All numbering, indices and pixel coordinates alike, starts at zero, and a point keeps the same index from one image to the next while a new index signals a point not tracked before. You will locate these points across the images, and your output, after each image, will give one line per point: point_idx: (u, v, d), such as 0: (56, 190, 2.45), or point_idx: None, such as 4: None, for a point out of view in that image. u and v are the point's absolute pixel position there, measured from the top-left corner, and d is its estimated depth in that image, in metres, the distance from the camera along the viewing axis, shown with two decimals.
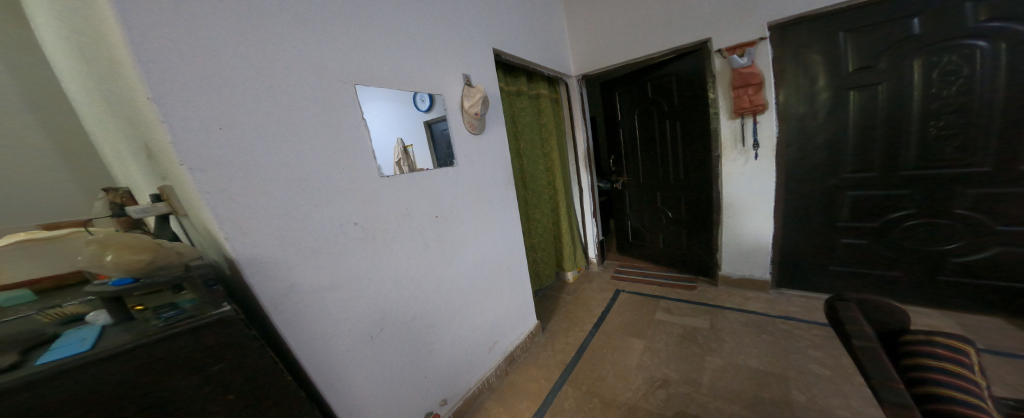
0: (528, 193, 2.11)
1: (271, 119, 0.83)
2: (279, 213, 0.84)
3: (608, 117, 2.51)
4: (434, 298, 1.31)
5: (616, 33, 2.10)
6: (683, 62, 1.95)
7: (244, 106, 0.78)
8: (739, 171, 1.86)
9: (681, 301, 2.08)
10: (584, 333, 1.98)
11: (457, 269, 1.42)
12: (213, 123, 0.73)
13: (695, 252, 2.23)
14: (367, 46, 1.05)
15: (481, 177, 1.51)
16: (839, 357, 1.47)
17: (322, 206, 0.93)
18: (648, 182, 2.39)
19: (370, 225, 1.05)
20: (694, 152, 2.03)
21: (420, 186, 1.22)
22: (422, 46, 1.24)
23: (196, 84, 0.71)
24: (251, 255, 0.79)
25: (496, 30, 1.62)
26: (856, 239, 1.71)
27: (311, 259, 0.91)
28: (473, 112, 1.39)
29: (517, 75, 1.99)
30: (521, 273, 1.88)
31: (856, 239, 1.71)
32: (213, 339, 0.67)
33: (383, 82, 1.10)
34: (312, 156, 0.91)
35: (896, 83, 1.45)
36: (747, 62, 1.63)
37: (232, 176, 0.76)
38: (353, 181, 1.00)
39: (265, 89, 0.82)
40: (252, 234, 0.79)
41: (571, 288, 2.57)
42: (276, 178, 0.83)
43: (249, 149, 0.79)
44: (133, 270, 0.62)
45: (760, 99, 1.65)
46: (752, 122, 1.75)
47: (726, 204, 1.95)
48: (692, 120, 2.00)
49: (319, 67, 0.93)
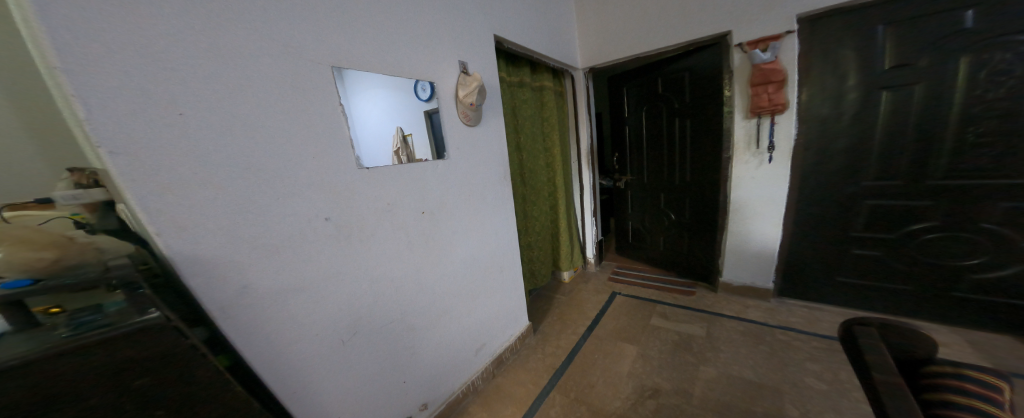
0: (526, 190, 2.00)
1: (227, 98, 0.71)
2: (230, 207, 0.73)
3: (615, 113, 2.38)
4: (417, 299, 1.22)
5: (628, 22, 1.96)
6: (698, 57, 1.81)
7: (195, 81, 0.66)
8: (750, 175, 1.74)
9: (677, 307, 1.98)
10: (576, 337, 1.89)
11: (444, 269, 1.32)
12: (156, 101, 0.62)
13: (697, 257, 2.12)
14: (349, 21, 0.93)
15: (473, 170, 1.40)
16: (837, 371, 1.37)
17: (287, 199, 0.82)
18: (652, 182, 2.27)
19: (344, 221, 0.95)
20: (704, 154, 1.91)
21: (407, 179, 1.11)
22: (413, 23, 1.12)
23: (132, 51, 0.60)
24: (190, 254, 0.68)
25: (499, 13, 1.50)
26: (869, 250, 1.60)
27: (270, 259, 0.81)
28: (468, 102, 1.27)
29: (520, 65, 1.86)
30: (514, 273, 1.78)
31: (869, 251, 1.60)
32: (137, 351, 0.55)
33: (365, 62, 0.98)
34: (277, 142, 0.79)
35: (936, 83, 1.32)
36: (770, 57, 1.50)
37: (173, 163, 0.65)
38: (326, 173, 0.89)
39: (223, 64, 0.70)
40: (197, 231, 0.69)
41: (566, 289, 2.48)
42: (229, 167, 0.72)
43: (196, 131, 0.67)
44: (33, 271, 0.53)
45: (781, 98, 1.53)
46: (769, 123, 1.62)
47: (733, 208, 1.84)
48: (703, 118, 1.87)
49: (291, 42, 0.81)
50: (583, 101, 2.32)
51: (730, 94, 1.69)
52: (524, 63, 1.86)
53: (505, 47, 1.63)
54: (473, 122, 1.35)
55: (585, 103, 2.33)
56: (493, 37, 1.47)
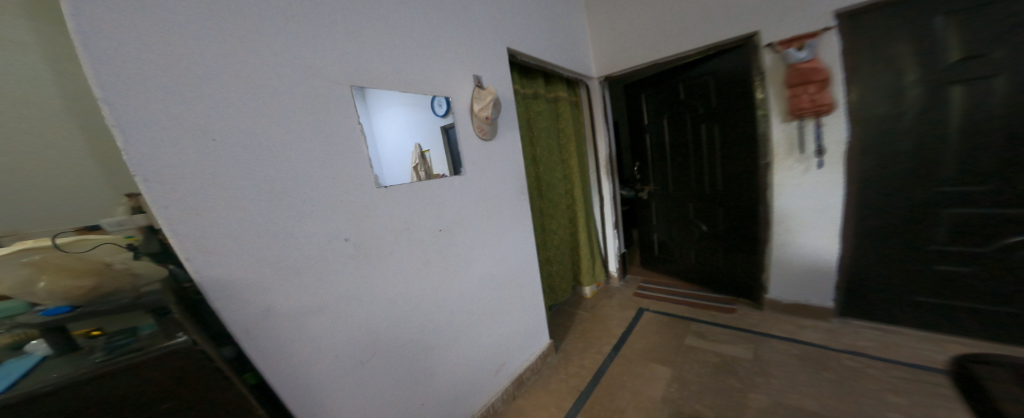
0: (543, 202, 1.96)
1: (248, 124, 0.73)
2: (250, 229, 0.74)
3: (634, 122, 2.31)
4: (435, 318, 1.19)
5: (645, 28, 1.91)
6: (722, 60, 1.73)
7: (218, 110, 0.69)
8: (794, 182, 1.61)
9: (714, 325, 1.83)
10: (601, 356, 1.78)
11: (462, 287, 1.29)
12: (181, 129, 0.64)
13: (733, 271, 1.97)
14: (365, 44, 0.96)
15: (489, 184, 1.37)
16: (929, 407, 1.17)
17: (308, 220, 0.83)
18: (678, 191, 2.16)
19: (363, 241, 0.95)
20: (737, 161, 1.79)
21: (424, 196, 1.11)
22: (426, 42, 1.13)
23: (159, 82, 0.62)
24: (217, 274, 0.70)
25: (511, 27, 1.50)
26: (959, 266, 1.37)
27: (290, 281, 0.81)
28: (482, 116, 1.26)
29: (534, 78, 1.85)
30: (534, 288, 1.72)
31: (960, 266, 1.37)
32: (163, 375, 0.55)
33: (380, 81, 0.99)
34: (299, 164, 0.81)
35: (1017, 74, 1.16)
36: (808, 56, 1.41)
37: (195, 189, 0.66)
38: (344, 193, 0.90)
39: (243, 91, 0.72)
40: (220, 253, 0.70)
41: (589, 304, 2.38)
42: (250, 191, 0.74)
43: (218, 156, 0.69)
44: (72, 297, 0.54)
45: (826, 99, 1.41)
46: (814, 125, 1.51)
47: (778, 218, 1.69)
48: (733, 123, 1.77)
49: (309, 67, 0.83)
50: (600, 111, 2.27)
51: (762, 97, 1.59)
52: (539, 76, 1.85)
53: (519, 61, 1.63)
54: (489, 136, 1.33)
55: (603, 113, 2.27)
56: (506, 51, 1.48)
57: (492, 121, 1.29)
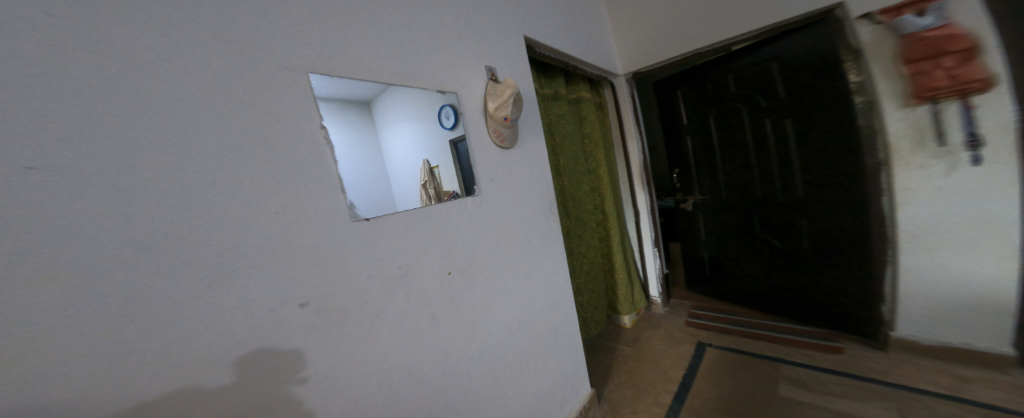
0: (571, 221, 1.63)
1: (155, 134, 0.46)
2: (172, 300, 0.46)
3: (669, 123, 1.98)
4: (448, 392, 0.86)
5: (685, 11, 1.63)
6: (792, 41, 1.46)
7: (108, 115, 0.43)
8: (938, 186, 1.26)
9: (818, 371, 1.44)
10: (663, 409, 1.42)
11: (481, 344, 0.97)
12: (32, 146, 0.39)
13: (825, 295, 1.60)
14: (341, 20, 0.69)
15: (511, 203, 1.09)
16: None
17: (235, 280, 0.51)
18: (735, 201, 1.81)
19: (326, 304, 0.61)
20: (832, 160, 1.45)
21: (424, 229, 0.80)
22: (424, 25, 0.88)
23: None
24: (202, 329, 0.48)
25: (529, 14, 1.25)
26: None
27: (200, 386, 0.49)
28: (499, 116, 0.99)
29: (554, 77, 1.58)
30: (569, 328, 1.40)
31: None
32: None
33: (363, 72, 0.72)
34: (221, 196, 0.51)
35: None
36: (933, 22, 1.15)
37: (65, 244, 0.40)
38: (297, 235, 0.58)
39: (155, 84, 0.46)
40: (170, 322, 0.46)
41: (631, 337, 2.00)
42: (159, 240, 0.45)
43: (101, 187, 0.42)
44: None
45: (978, 72, 1.13)
46: (956, 107, 1.21)
47: (913, 235, 1.34)
48: (815, 116, 1.46)
49: (258, 47, 0.56)
50: (628, 113, 1.97)
51: (863, 79, 1.32)
52: (560, 75, 1.58)
53: (538, 54, 1.38)
54: (507, 144, 1.06)
55: (632, 115, 1.96)
56: (523, 40, 1.23)
57: (512, 123, 1.03)
